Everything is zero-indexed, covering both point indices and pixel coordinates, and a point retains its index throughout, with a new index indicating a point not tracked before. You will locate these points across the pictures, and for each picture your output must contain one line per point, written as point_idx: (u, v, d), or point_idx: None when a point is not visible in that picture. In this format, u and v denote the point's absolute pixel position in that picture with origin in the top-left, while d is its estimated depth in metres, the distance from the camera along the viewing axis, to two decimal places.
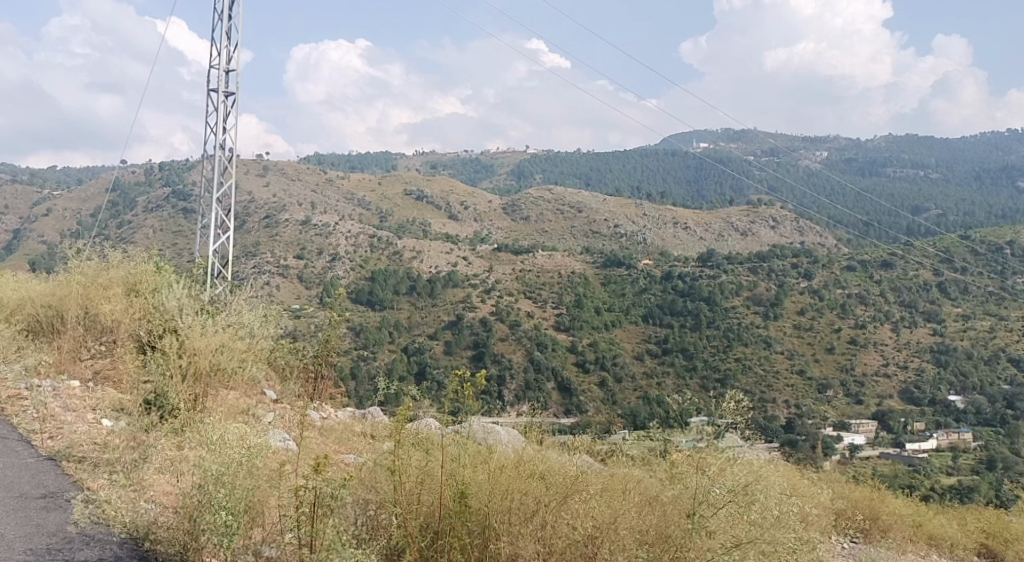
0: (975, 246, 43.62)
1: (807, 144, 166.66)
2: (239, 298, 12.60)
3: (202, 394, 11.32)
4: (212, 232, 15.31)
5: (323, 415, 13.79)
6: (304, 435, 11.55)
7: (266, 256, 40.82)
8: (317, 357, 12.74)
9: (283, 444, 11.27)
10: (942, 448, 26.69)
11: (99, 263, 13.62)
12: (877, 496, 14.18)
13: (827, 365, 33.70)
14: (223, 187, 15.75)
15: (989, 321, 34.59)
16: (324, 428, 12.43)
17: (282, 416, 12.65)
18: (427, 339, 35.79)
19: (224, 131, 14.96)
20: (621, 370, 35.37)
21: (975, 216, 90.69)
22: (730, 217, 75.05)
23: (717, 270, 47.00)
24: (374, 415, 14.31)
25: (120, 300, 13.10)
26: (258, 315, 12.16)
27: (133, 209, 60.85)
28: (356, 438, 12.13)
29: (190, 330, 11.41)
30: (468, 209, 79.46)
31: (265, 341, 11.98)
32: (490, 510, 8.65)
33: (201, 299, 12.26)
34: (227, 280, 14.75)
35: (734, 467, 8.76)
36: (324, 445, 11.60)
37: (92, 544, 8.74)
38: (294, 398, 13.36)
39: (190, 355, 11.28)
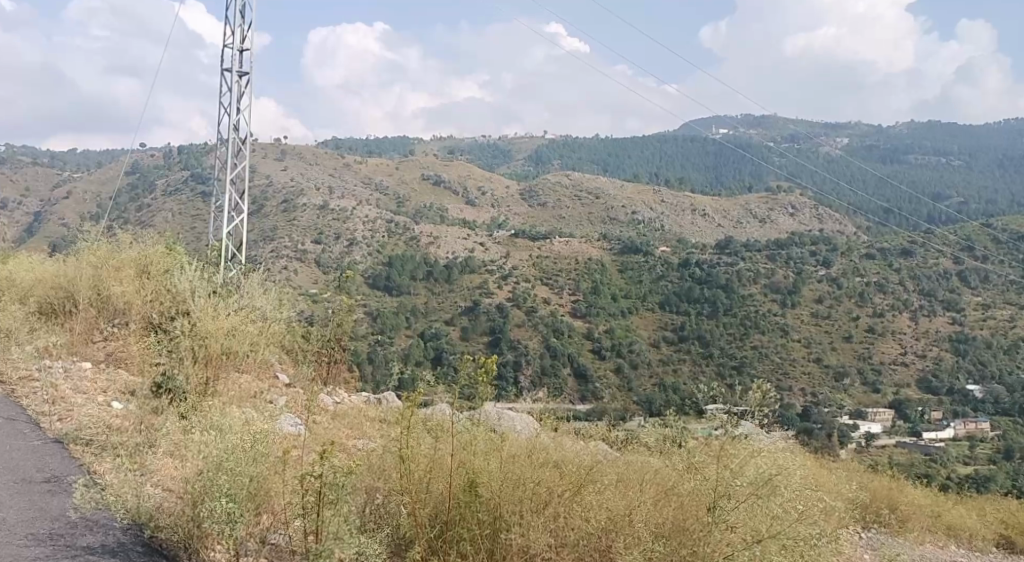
0: (996, 232, 43.34)
1: (827, 131, 165.63)
2: (252, 282, 12.82)
3: (213, 375, 11.31)
4: (226, 213, 15.32)
5: (337, 398, 13.58)
6: (314, 419, 11.63)
7: (284, 240, 40.85)
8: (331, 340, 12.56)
9: (293, 428, 11.34)
10: (960, 436, 26.56)
11: (110, 247, 13.66)
12: (897, 485, 14.02)
13: (845, 353, 33.56)
14: (236, 168, 15.75)
15: (1009, 311, 34.43)
16: (336, 413, 12.47)
17: (294, 399, 12.47)
18: (443, 325, 35.78)
19: (237, 111, 15.06)
20: (637, 356, 35.34)
21: (996, 203, 90.09)
22: (748, 204, 74.74)
23: (735, 257, 46.80)
24: (388, 401, 14.25)
25: (132, 281, 13.09)
26: (271, 299, 12.48)
27: (151, 192, 60.94)
28: (368, 421, 12.17)
29: (202, 313, 11.55)
30: (486, 195, 79.34)
31: (277, 323, 12.23)
32: (501, 501, 8.58)
33: (214, 281, 12.46)
34: (240, 262, 14.76)
35: (758, 457, 8.44)
36: (336, 429, 11.61)
37: (94, 529, 8.65)
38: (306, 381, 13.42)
39: (202, 339, 11.30)
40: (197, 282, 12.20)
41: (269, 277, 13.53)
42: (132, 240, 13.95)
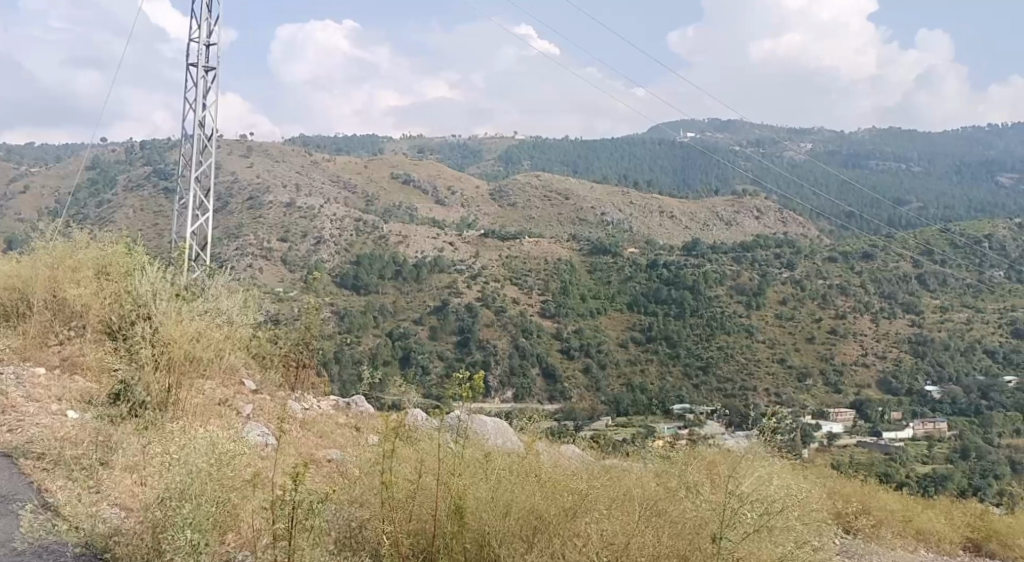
0: (953, 235, 44.22)
1: (793, 134, 167.30)
2: (217, 285, 12.86)
3: (175, 384, 11.36)
4: (190, 214, 15.41)
5: (305, 404, 13.78)
6: (283, 430, 11.77)
7: (250, 237, 40.80)
8: (297, 345, 14.03)
9: (261, 439, 11.43)
10: (918, 437, 27.18)
11: (66, 246, 13.82)
12: (867, 491, 14.72)
13: (808, 354, 34.09)
14: (203, 165, 15.91)
15: (966, 314, 35.20)
16: (303, 422, 12.57)
17: (261, 408, 12.65)
18: (412, 324, 35.98)
19: (203, 108, 15.36)
20: (604, 357, 35.80)
21: (955, 209, 91.54)
22: (715, 206, 75.45)
23: (701, 259, 47.31)
24: (359, 408, 14.60)
25: (90, 284, 13.13)
26: (238, 302, 12.50)
27: (115, 187, 60.58)
28: (337, 433, 12.52)
29: (165, 319, 11.46)
30: (454, 195, 79.48)
31: (243, 328, 12.27)
32: (492, 530, 9.24)
33: (177, 283, 12.39)
34: (205, 264, 15.01)
35: (758, 489, 9.49)
36: (304, 443, 11.80)
37: (44, 556, 8.94)
38: (274, 387, 13.61)
39: (164, 346, 11.33)
40: (159, 279, 12.08)
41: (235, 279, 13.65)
42: (88, 241, 14.11)
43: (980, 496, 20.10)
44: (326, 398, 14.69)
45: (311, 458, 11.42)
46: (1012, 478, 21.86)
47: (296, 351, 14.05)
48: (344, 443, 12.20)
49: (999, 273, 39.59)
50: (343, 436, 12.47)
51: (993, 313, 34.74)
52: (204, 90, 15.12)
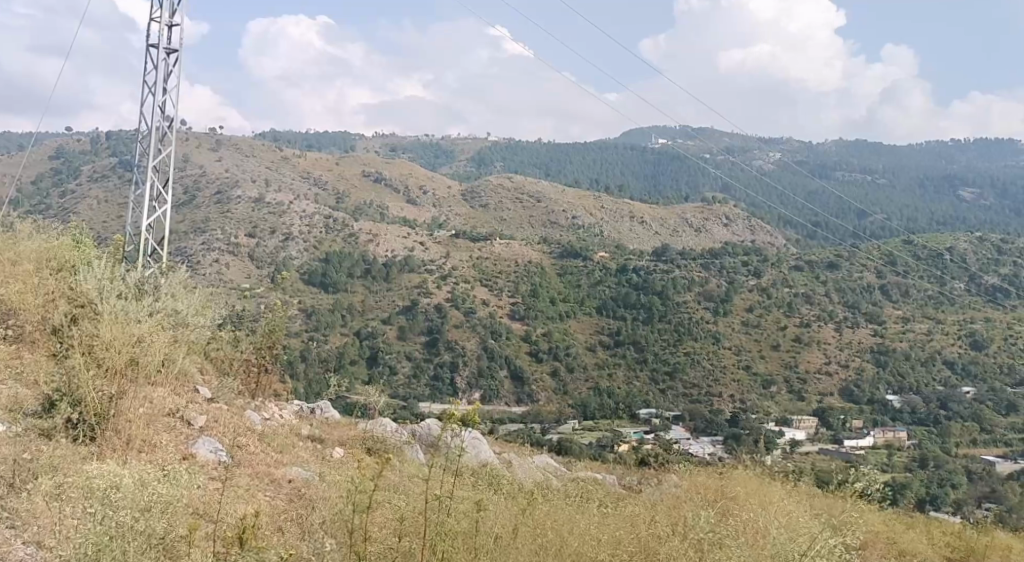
0: (916, 246, 44.87)
1: (762, 142, 168.64)
2: (170, 285, 12.70)
3: (118, 393, 10.64)
4: (146, 207, 15.04)
5: (265, 413, 13.21)
6: (236, 446, 11.37)
7: (217, 231, 40.52)
8: (261, 351, 14.02)
9: (211, 456, 11.02)
10: (879, 445, 27.61)
11: (6, 239, 13.07)
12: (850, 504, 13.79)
13: (773, 361, 34.35)
14: (161, 155, 15.73)
15: (927, 325, 35.85)
16: (260, 434, 12.14)
17: (214, 419, 11.91)
18: (381, 324, 35.88)
19: (163, 92, 15.15)
20: (573, 360, 36.14)
21: (918, 222, 92.93)
22: (685, 213, 76.02)
23: (670, 264, 47.64)
24: (322, 414, 14.67)
25: (29, 279, 12.20)
26: (192, 304, 12.52)
27: (78, 178, 59.89)
28: (298, 447, 12.22)
29: (107, 320, 10.95)
30: (426, 195, 79.34)
31: (196, 328, 12.32)
32: None
33: (125, 280, 12.20)
34: (162, 260, 14.74)
35: (789, 545, 9.56)
36: (263, 458, 11.47)
37: None
38: (230, 395, 12.87)
39: (106, 349, 10.75)
40: (108, 280, 11.92)
41: (193, 280, 13.56)
42: (32, 238, 13.35)
43: (937, 506, 20.35)
44: (288, 403, 14.51)
45: (270, 478, 11.03)
46: (967, 487, 22.16)
47: (259, 355, 14.00)
48: (306, 461, 11.83)
49: (959, 286, 40.22)
50: (306, 453, 12.12)
51: (954, 324, 35.25)
52: (166, 74, 14.91)
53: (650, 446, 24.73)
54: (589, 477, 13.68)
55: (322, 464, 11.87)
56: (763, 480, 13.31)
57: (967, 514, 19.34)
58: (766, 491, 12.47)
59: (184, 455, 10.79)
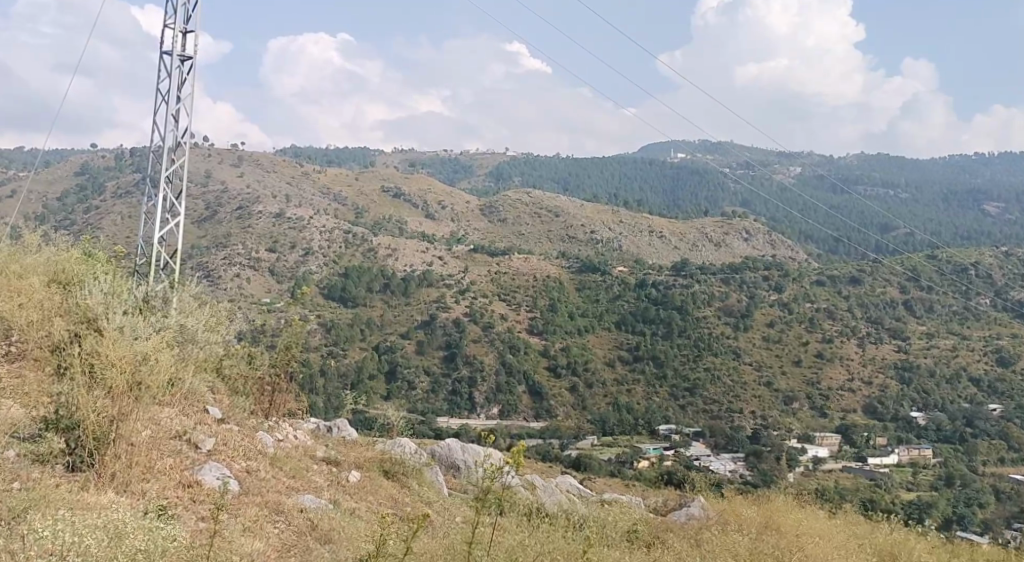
0: (939, 261, 44.37)
1: (782, 157, 167.91)
2: (179, 299, 12.79)
3: (119, 415, 10.35)
4: (158, 220, 14.81)
5: (281, 433, 13.01)
6: (243, 475, 11.11)
7: (236, 246, 40.48)
8: (275, 367, 13.82)
9: (216, 482, 10.69)
10: (903, 463, 27.29)
11: (12, 251, 12.98)
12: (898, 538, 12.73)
13: (794, 377, 33.95)
14: (174, 166, 15.53)
15: (951, 340, 35.42)
16: (271, 457, 11.84)
17: (222, 440, 11.71)
18: (399, 339, 35.68)
19: (178, 100, 14.96)
20: (592, 376, 35.91)
21: (939, 236, 92.41)
22: (704, 227, 75.61)
23: (690, 279, 47.28)
24: (339, 433, 14.49)
25: (34, 293, 12.07)
26: (204, 322, 12.54)
27: (99, 194, 60.01)
28: (313, 472, 11.95)
29: (108, 339, 10.85)
30: (445, 209, 79.27)
31: (204, 347, 12.31)
32: None
33: (132, 297, 12.16)
34: (172, 273, 14.59)
35: None
36: (274, 485, 11.19)
37: None
38: (242, 414, 12.75)
39: (106, 366, 10.58)
40: (113, 294, 11.94)
41: (206, 291, 13.55)
42: (40, 250, 13.26)
43: (964, 526, 19.97)
44: (303, 424, 14.30)
45: (280, 508, 10.68)
46: (995, 507, 21.71)
47: (272, 375, 13.73)
48: (319, 489, 11.55)
49: (983, 301, 39.75)
50: (319, 478, 11.86)
51: (978, 340, 34.84)
52: (179, 78, 14.80)
53: (671, 463, 24.46)
54: (616, 505, 13.44)
55: (337, 491, 11.61)
56: (795, 505, 13.09)
57: (995, 535, 19.00)
58: (811, 528, 12.09)
59: (189, 483, 10.52)
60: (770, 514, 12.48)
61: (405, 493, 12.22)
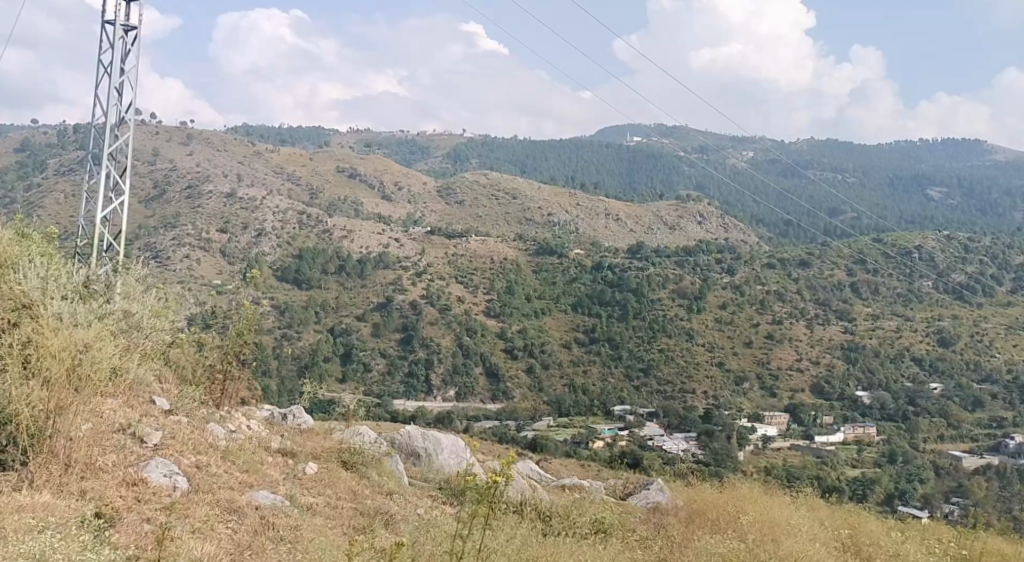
0: (885, 244, 45.30)
1: (737, 141, 169.37)
2: (123, 284, 12.65)
3: (56, 411, 10.40)
4: (102, 198, 14.87)
5: (234, 424, 13.22)
6: (192, 471, 11.24)
7: (190, 227, 40.31)
8: (227, 355, 13.97)
9: (164, 480, 10.84)
10: (849, 441, 28.10)
11: None
12: (855, 519, 13.20)
13: (745, 358, 34.64)
14: (117, 145, 15.54)
15: (897, 322, 36.31)
16: (223, 450, 11.97)
17: (169, 431, 11.85)
18: (355, 321, 35.87)
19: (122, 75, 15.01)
20: (547, 357, 36.38)
21: (889, 219, 94.02)
22: (660, 210, 76.33)
23: (645, 262, 47.88)
24: (297, 421, 14.78)
25: None
26: (149, 310, 12.52)
27: (49, 172, 59.29)
28: (265, 463, 12.14)
29: (46, 327, 10.58)
30: (401, 191, 79.26)
31: (148, 336, 12.36)
32: None
33: (73, 281, 11.92)
34: (117, 255, 14.60)
35: None
36: (226, 481, 11.31)
37: None
38: (192, 405, 12.86)
39: (42, 356, 10.40)
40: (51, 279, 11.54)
41: (153, 276, 13.53)
42: None
43: (904, 501, 20.71)
44: (255, 411, 14.55)
45: (233, 505, 10.84)
46: (935, 482, 22.49)
47: (224, 363, 13.89)
48: (274, 483, 11.76)
49: (928, 283, 40.71)
50: (275, 472, 12.05)
51: (922, 321, 35.76)
52: (121, 52, 14.96)
53: (624, 443, 24.99)
54: (575, 492, 13.92)
55: (292, 486, 11.83)
56: (759, 492, 13.52)
57: (933, 510, 19.75)
58: (777, 518, 12.41)
59: (134, 480, 10.64)
60: (735, 507, 12.81)
61: (363, 484, 12.49)
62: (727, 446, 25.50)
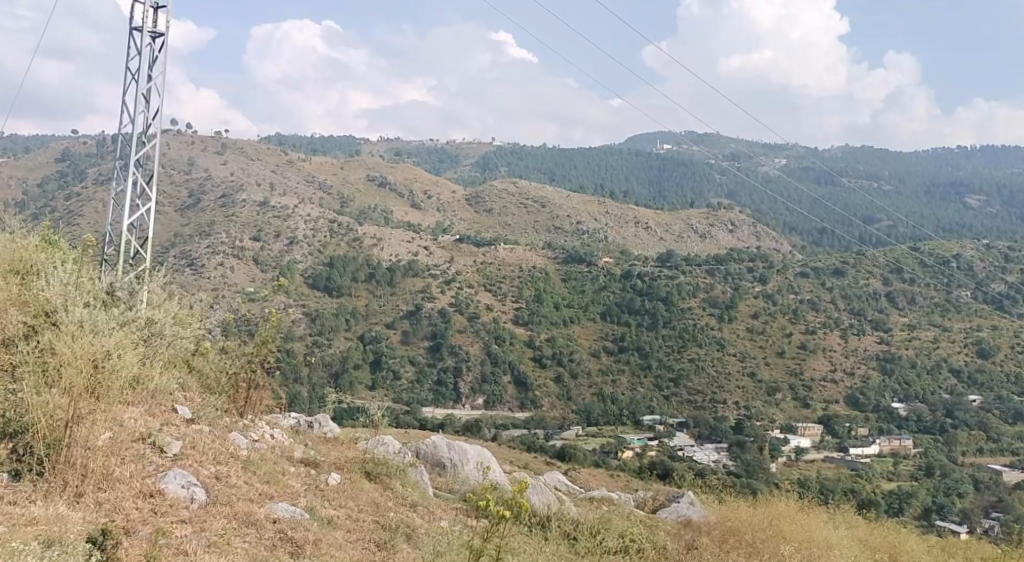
0: (921, 253, 44.62)
1: (768, 149, 168.26)
2: (148, 292, 12.49)
3: (74, 419, 10.23)
4: (128, 205, 14.70)
5: (257, 432, 12.96)
6: (211, 482, 11.04)
7: (220, 235, 40.33)
8: (253, 362, 13.69)
9: (180, 491, 10.60)
10: (884, 454, 27.66)
11: None
12: (895, 539, 12.84)
13: (778, 368, 34.17)
14: (144, 150, 15.31)
15: (933, 332, 35.70)
16: (245, 460, 11.73)
17: (189, 440, 11.62)
18: (384, 329, 35.71)
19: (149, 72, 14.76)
20: (577, 366, 36.08)
21: (922, 228, 93.01)
22: (690, 218, 75.76)
23: (676, 270, 47.43)
24: (323, 431, 14.55)
25: None
26: (172, 316, 12.31)
27: (81, 181, 59.64)
28: (287, 475, 11.89)
29: (68, 334, 10.49)
30: (431, 199, 79.21)
31: (172, 344, 12.16)
32: None
33: (96, 286, 11.76)
34: (143, 262, 14.39)
35: None
36: (245, 492, 11.08)
37: None
38: (213, 414, 12.62)
39: (62, 364, 10.30)
40: (77, 287, 11.48)
41: (178, 283, 13.31)
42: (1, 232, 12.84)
43: (943, 516, 20.29)
44: (280, 419, 14.32)
45: (251, 519, 10.60)
46: (973, 496, 21.98)
47: (249, 373, 13.61)
48: (296, 495, 11.50)
49: (965, 292, 40.01)
50: (295, 482, 11.81)
51: (959, 332, 35.15)
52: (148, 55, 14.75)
53: (655, 453, 24.68)
54: (606, 507, 13.64)
55: (314, 497, 11.58)
56: (795, 508, 13.14)
57: (972, 525, 19.34)
58: (815, 542, 12.06)
59: (151, 492, 10.45)
60: (775, 526, 12.45)
61: (387, 496, 12.26)
62: (759, 459, 25.08)
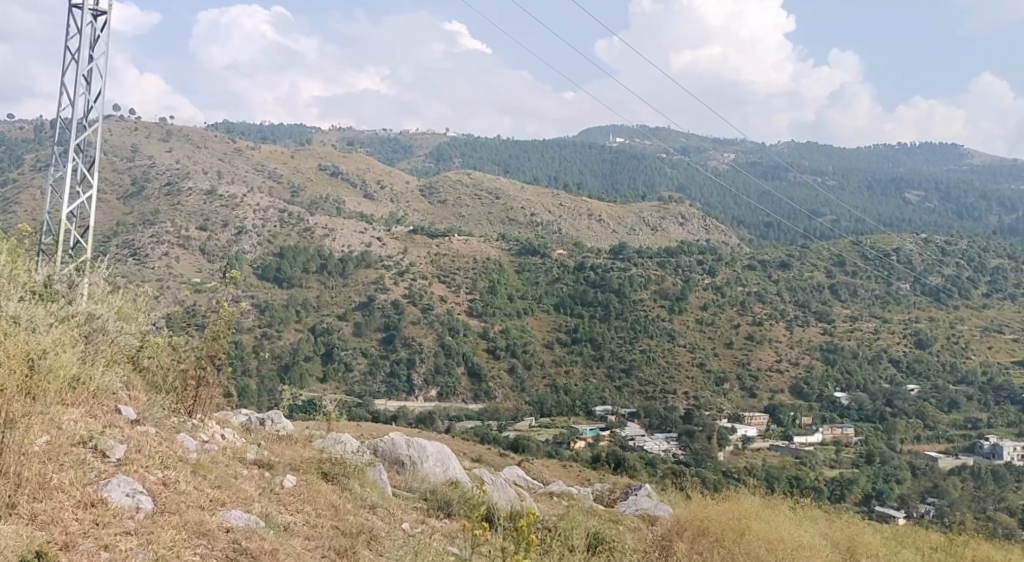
0: (864, 247, 45.67)
1: (719, 142, 169.92)
2: (90, 284, 12.72)
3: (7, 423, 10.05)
4: (67, 192, 14.65)
5: (205, 433, 12.92)
6: (155, 489, 10.81)
7: (167, 224, 40.12)
8: (203, 356, 13.60)
9: (125, 500, 10.39)
10: (827, 442, 28.45)
11: None
12: (853, 536, 13.02)
13: (726, 359, 34.85)
14: (84, 135, 15.24)
15: (875, 323, 36.63)
16: (193, 464, 11.63)
17: (131, 439, 11.47)
18: (336, 320, 35.82)
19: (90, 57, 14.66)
20: (530, 357, 36.55)
21: (867, 222, 94.84)
22: (642, 211, 76.50)
23: (627, 262, 48.04)
24: (274, 427, 14.88)
25: None
26: (115, 309, 12.56)
27: (22, 167, 58.77)
28: (237, 479, 11.82)
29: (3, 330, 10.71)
30: (383, 189, 79.20)
31: (120, 338, 12.50)
32: None
33: (34, 281, 12.07)
34: (83, 251, 14.43)
35: None
36: (195, 499, 10.91)
37: None
38: (160, 412, 12.53)
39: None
40: (8, 280, 11.58)
41: (122, 275, 13.49)
42: None
43: (882, 502, 20.98)
44: (230, 417, 14.51)
45: (202, 529, 10.48)
46: (911, 482, 22.73)
47: (198, 368, 13.56)
48: (248, 500, 11.42)
49: (906, 285, 41.07)
50: (247, 487, 11.75)
51: (899, 324, 36.11)
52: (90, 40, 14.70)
53: (605, 443, 25.20)
54: (559, 502, 14.07)
55: (267, 504, 11.52)
56: (762, 504, 13.04)
57: (908, 510, 20.03)
58: (787, 543, 12.05)
59: (93, 501, 10.21)
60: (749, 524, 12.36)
61: (346, 498, 12.46)
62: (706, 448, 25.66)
